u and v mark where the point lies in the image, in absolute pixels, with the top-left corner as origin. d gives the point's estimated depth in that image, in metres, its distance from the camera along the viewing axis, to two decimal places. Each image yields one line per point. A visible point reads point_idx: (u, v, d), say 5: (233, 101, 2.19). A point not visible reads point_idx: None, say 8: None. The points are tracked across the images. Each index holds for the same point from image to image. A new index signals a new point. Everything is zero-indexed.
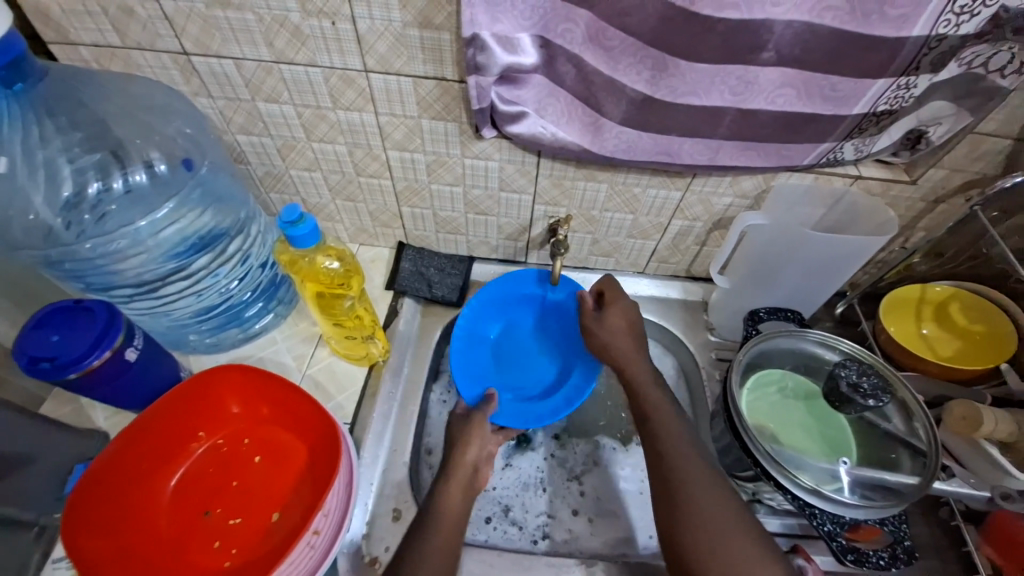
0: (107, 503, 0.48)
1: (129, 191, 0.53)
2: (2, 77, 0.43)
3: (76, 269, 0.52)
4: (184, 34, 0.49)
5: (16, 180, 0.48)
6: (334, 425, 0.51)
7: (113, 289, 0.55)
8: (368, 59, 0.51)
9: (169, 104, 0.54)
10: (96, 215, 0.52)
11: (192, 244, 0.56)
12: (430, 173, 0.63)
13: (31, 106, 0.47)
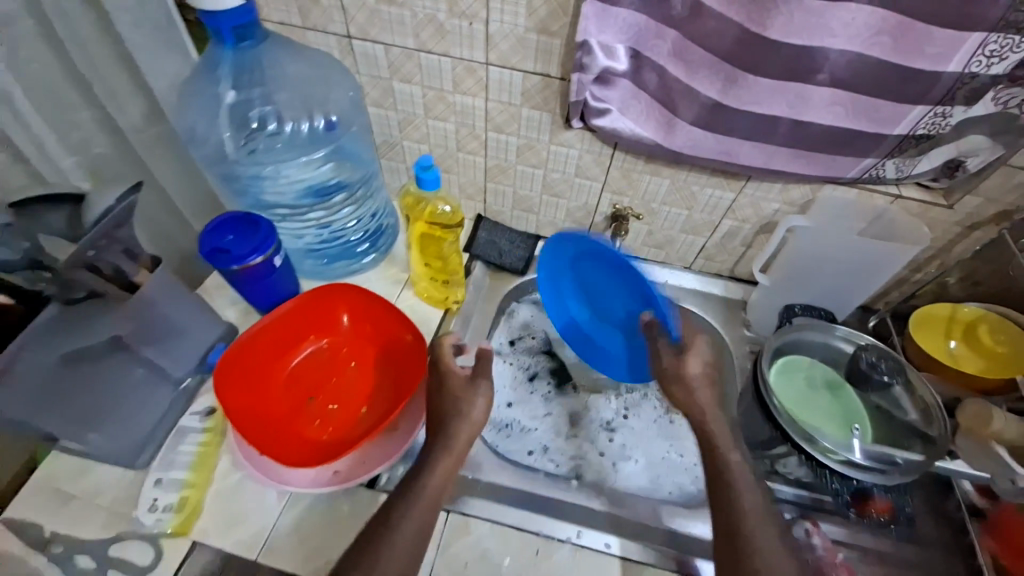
0: (242, 372, 0.61)
1: (309, 134, 0.69)
2: (239, 32, 0.57)
3: (254, 182, 0.68)
4: (353, 23, 0.63)
5: (238, 108, 0.66)
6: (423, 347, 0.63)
7: (268, 210, 0.70)
8: (491, 54, 0.63)
9: (338, 73, 0.68)
10: (273, 152, 0.68)
11: (337, 183, 0.71)
12: (518, 155, 0.75)
13: (254, 58, 0.62)
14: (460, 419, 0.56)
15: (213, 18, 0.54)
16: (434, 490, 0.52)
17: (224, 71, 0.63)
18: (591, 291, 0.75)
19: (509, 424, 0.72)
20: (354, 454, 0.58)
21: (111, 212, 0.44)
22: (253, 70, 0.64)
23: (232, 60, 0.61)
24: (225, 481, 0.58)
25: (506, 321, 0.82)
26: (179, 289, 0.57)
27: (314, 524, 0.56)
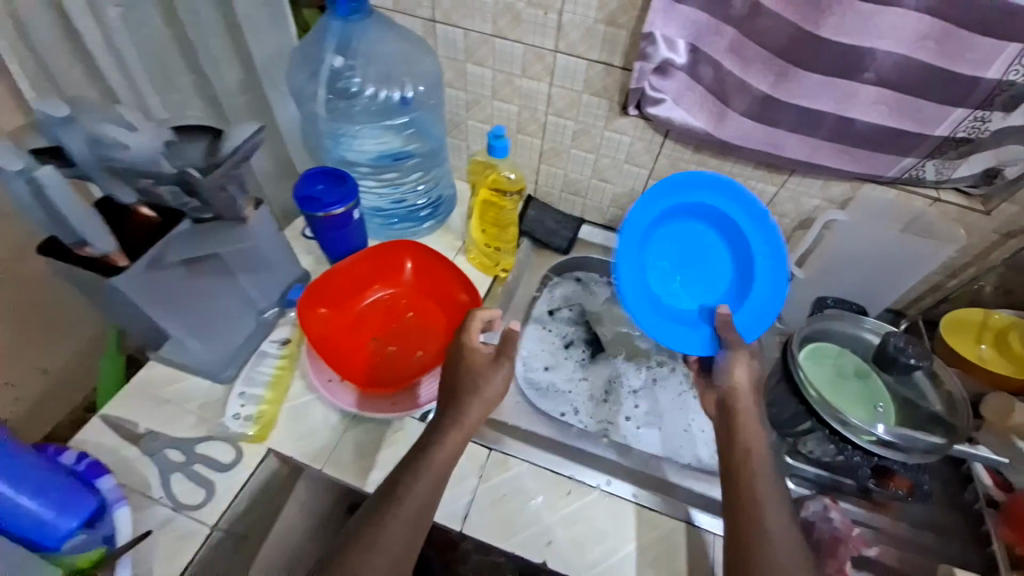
0: (318, 309, 0.68)
1: (394, 104, 0.78)
2: (352, 7, 0.65)
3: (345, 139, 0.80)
4: (439, 8, 0.71)
5: (339, 74, 0.75)
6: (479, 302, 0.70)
7: (351, 167, 0.83)
8: (560, 42, 0.70)
9: (426, 51, 0.76)
10: (362, 116, 0.78)
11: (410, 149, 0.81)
12: (574, 139, 0.81)
13: (360, 31, 0.70)
14: (475, 395, 0.56)
15: None
16: (439, 467, 0.53)
17: (330, 42, 0.72)
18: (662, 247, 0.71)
19: (545, 385, 0.78)
20: (408, 387, 0.65)
21: (242, 147, 0.52)
22: (357, 42, 0.72)
23: (343, 30, 0.70)
24: (296, 401, 0.66)
25: (547, 293, 0.88)
26: (275, 231, 0.65)
27: (373, 444, 0.63)
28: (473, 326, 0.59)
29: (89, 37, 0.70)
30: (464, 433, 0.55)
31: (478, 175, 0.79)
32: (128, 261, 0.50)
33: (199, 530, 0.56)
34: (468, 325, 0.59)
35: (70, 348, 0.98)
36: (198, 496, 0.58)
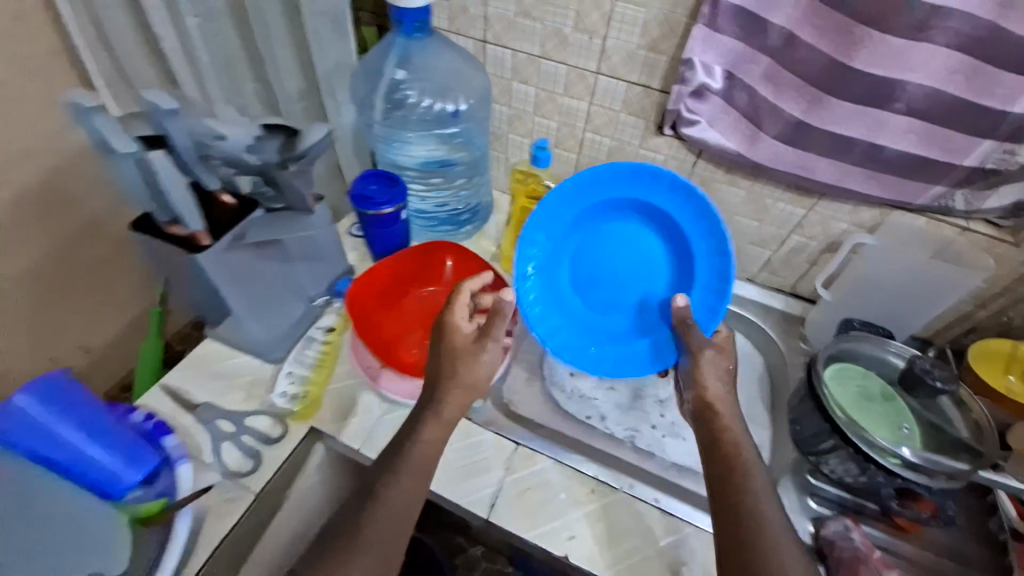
0: (364, 300, 0.74)
1: (445, 115, 0.85)
2: (415, 27, 0.71)
3: (398, 145, 0.88)
4: (491, 30, 0.77)
5: (399, 85, 0.82)
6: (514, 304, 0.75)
7: (400, 170, 0.90)
8: (602, 65, 0.75)
9: (480, 70, 0.82)
10: (416, 124, 0.86)
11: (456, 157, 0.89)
12: (609, 155, 0.86)
13: (423, 48, 0.77)
14: (455, 382, 0.57)
15: (403, 13, 0.68)
16: (423, 458, 0.54)
17: (393, 57, 0.79)
18: (636, 247, 0.74)
19: (572, 389, 0.79)
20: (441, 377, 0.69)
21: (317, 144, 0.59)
22: (419, 57, 0.79)
23: (407, 46, 0.77)
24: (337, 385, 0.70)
25: None
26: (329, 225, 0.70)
27: None
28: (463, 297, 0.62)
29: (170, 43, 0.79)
30: (443, 424, 0.56)
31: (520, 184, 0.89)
32: (210, 241, 0.55)
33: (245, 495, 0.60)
34: (460, 296, 0.61)
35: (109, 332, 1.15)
36: (248, 465, 0.62)
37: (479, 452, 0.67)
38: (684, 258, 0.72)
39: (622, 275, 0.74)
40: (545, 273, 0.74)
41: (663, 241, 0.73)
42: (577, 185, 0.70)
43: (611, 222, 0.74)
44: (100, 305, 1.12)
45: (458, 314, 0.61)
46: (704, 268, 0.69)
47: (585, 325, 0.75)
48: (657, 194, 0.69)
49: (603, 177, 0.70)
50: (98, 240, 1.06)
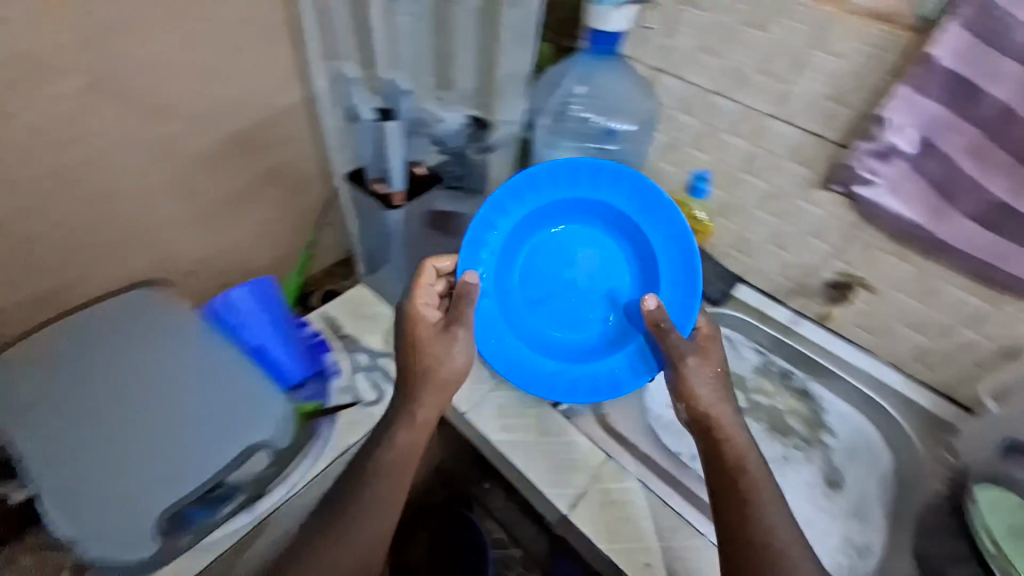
0: None
1: (610, 132, 0.89)
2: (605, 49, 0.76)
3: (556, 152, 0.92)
4: (668, 60, 0.80)
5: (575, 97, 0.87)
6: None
7: None
8: (778, 108, 0.74)
9: (653, 97, 0.85)
10: (579, 136, 0.90)
11: None
12: (760, 200, 0.83)
13: (609, 67, 0.82)
14: None
15: (597, 36, 0.74)
16: None
17: (576, 71, 0.85)
18: (598, 254, 0.74)
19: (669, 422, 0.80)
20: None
21: None
22: (601, 77, 0.84)
23: (595, 64, 0.82)
24: None
25: None
26: None
27: (511, 412, 0.75)
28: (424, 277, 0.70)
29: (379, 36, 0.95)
30: None
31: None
32: (396, 201, 0.92)
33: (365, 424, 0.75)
34: (420, 275, 0.70)
35: (268, 261, 1.41)
36: (373, 394, 0.78)
37: (569, 452, 0.71)
38: (649, 262, 0.71)
39: (586, 285, 0.74)
40: (496, 282, 0.72)
41: (631, 245, 0.73)
42: (536, 181, 0.68)
43: (575, 227, 0.73)
44: (264, 235, 1.36)
45: (417, 294, 0.70)
46: (666, 268, 0.69)
47: (543, 340, 0.73)
48: (602, 194, 0.69)
49: (561, 181, 0.69)
50: (273, 185, 1.30)
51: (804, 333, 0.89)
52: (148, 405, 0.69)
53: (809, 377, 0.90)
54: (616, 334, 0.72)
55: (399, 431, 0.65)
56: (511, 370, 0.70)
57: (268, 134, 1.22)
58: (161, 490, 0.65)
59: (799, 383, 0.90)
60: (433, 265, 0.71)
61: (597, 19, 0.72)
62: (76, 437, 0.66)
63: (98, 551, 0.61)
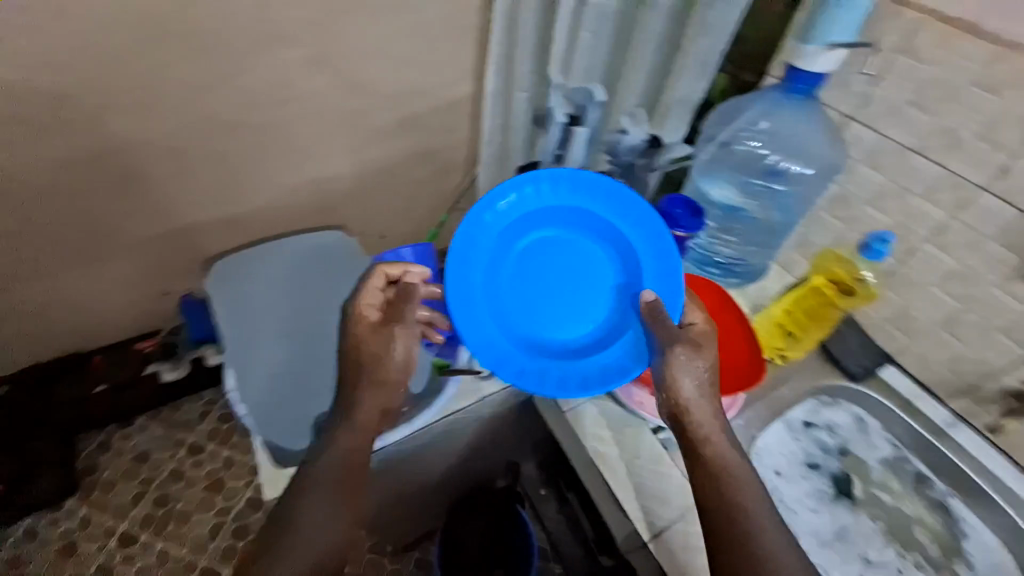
0: None
1: (784, 172, 0.86)
2: (801, 89, 0.75)
3: (715, 177, 0.91)
4: (864, 108, 0.76)
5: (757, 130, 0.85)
6: (760, 374, 0.76)
7: (701, 199, 0.93)
8: (997, 182, 0.68)
9: (840, 146, 0.80)
10: (748, 167, 0.89)
11: (766, 211, 0.90)
12: (942, 278, 0.77)
13: (802, 107, 0.79)
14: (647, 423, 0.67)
15: (798, 74, 0.73)
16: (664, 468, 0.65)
17: (758, 106, 0.84)
18: (587, 253, 0.75)
19: (776, 489, 0.81)
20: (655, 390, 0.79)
21: None
22: (792, 115, 0.81)
23: (790, 102, 0.80)
24: None
25: (818, 402, 0.88)
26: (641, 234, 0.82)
27: (610, 424, 0.82)
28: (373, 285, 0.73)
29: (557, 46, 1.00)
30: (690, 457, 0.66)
31: (822, 264, 0.89)
32: None
33: (480, 394, 0.88)
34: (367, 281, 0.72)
35: (405, 230, 1.61)
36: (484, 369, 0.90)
37: (663, 483, 0.77)
38: (628, 254, 0.74)
39: (577, 282, 0.75)
40: (484, 281, 0.73)
41: (610, 243, 0.75)
42: (521, 187, 0.72)
43: (565, 227, 0.75)
44: (406, 207, 1.54)
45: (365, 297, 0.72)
46: (649, 259, 0.72)
47: (534, 334, 0.75)
48: (582, 197, 0.73)
49: (543, 192, 0.73)
50: (423, 165, 1.46)
51: (956, 440, 0.82)
52: (320, 322, 1.04)
53: (949, 486, 0.83)
54: (607, 329, 0.75)
55: (341, 431, 0.69)
56: (504, 367, 0.72)
57: (435, 120, 1.36)
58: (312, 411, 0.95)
59: (937, 492, 0.83)
60: (382, 271, 0.73)
61: (798, 58, 0.73)
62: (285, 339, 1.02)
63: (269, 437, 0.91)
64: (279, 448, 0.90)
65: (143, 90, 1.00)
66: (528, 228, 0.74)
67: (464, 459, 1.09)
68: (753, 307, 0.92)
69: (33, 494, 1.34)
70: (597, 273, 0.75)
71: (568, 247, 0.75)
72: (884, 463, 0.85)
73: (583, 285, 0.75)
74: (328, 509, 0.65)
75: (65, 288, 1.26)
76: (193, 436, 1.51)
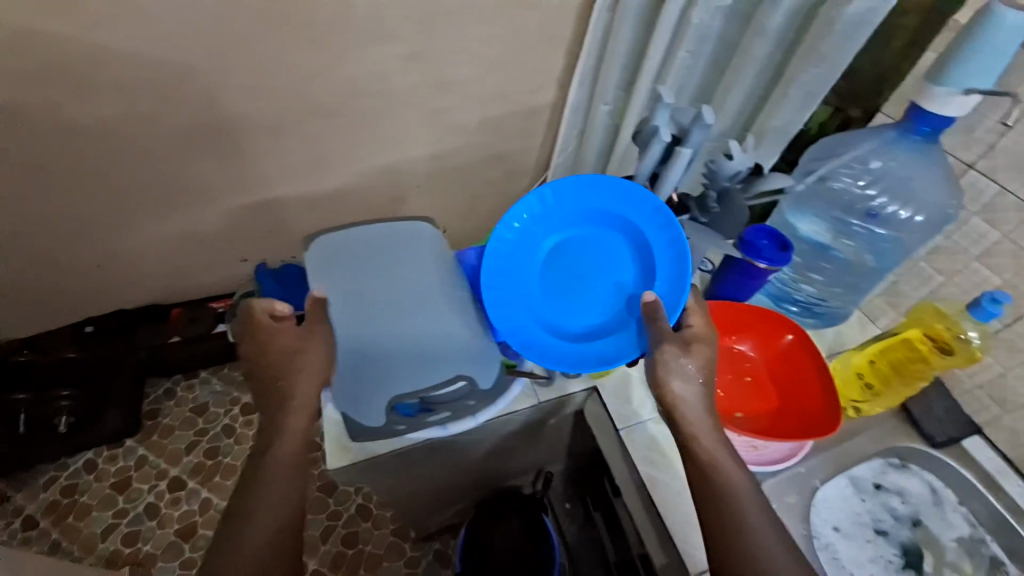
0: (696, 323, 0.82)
1: (887, 216, 0.83)
2: (924, 130, 0.74)
3: (809, 212, 0.90)
4: (989, 158, 0.73)
5: (864, 168, 0.84)
6: (832, 428, 0.70)
7: (790, 231, 0.92)
8: None
9: (956, 195, 0.77)
10: (848, 207, 0.86)
11: (861, 254, 0.87)
12: None
13: (921, 150, 0.77)
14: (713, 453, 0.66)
15: (923, 115, 0.72)
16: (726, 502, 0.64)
17: (869, 146, 0.82)
18: (606, 248, 0.79)
19: (831, 547, 0.75)
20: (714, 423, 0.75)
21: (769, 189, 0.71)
22: (906, 157, 0.79)
23: (906, 144, 0.78)
24: (627, 369, 0.88)
25: (886, 463, 0.82)
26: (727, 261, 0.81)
27: (663, 448, 0.80)
28: (259, 317, 0.74)
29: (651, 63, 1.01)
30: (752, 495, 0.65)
31: (916, 321, 0.79)
32: None
33: (536, 399, 0.88)
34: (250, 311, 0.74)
35: (467, 225, 1.67)
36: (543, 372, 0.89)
37: None
38: (643, 255, 0.77)
39: (591, 272, 0.79)
40: (507, 257, 0.79)
41: (629, 242, 0.79)
42: (566, 186, 0.77)
43: (587, 221, 0.79)
44: (472, 203, 1.60)
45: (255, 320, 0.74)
46: (661, 262, 0.75)
47: (546, 314, 0.79)
48: (606, 197, 0.77)
49: (567, 189, 0.77)
50: (496, 166, 1.51)
51: None
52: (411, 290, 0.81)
53: None
54: (607, 325, 0.78)
55: (288, 415, 0.72)
56: (513, 335, 0.78)
57: (512, 125, 1.39)
58: (391, 392, 0.78)
59: None
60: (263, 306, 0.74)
61: (927, 99, 0.71)
62: (366, 303, 0.79)
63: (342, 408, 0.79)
64: (354, 421, 0.79)
65: (259, 73, 1.08)
66: (555, 220, 0.79)
67: (505, 460, 1.11)
68: (830, 354, 0.90)
69: (101, 429, 1.45)
70: (607, 270, 0.79)
71: (587, 242, 0.79)
72: (962, 546, 0.77)
73: (592, 280, 0.79)
74: (289, 483, 0.70)
75: (159, 243, 1.37)
76: (247, 396, 1.60)
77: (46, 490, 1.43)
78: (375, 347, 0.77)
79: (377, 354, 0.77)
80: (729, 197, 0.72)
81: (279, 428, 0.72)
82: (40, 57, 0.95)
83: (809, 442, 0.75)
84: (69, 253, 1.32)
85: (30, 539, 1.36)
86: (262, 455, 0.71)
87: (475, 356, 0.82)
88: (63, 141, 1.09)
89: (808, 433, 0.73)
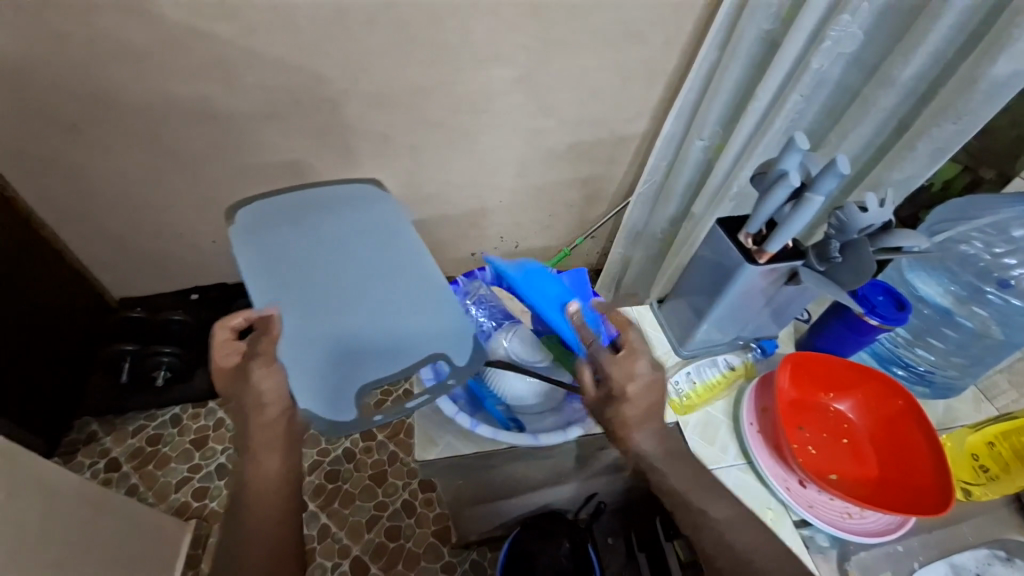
0: (797, 375, 0.79)
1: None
2: None
3: (934, 274, 0.88)
4: None
5: (1007, 236, 0.81)
6: (944, 507, 0.66)
7: (910, 291, 0.90)
8: None
9: None
10: (980, 272, 0.84)
11: (991, 325, 0.83)
12: None
13: None
14: None
15: None
16: None
17: (1010, 213, 0.80)
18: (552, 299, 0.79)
19: None
20: (811, 481, 0.71)
21: (905, 246, 0.63)
22: None
23: None
24: (713, 411, 0.82)
25: (992, 555, 0.73)
26: (839, 312, 0.80)
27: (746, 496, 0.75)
28: (225, 336, 0.73)
29: (758, 102, 1.01)
30: None
31: None
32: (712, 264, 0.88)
33: None
34: (215, 341, 0.72)
35: (541, 241, 1.71)
36: None
37: None
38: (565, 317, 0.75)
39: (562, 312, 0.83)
40: None
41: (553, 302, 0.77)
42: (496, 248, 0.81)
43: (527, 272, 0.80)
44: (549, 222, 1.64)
45: (218, 358, 0.71)
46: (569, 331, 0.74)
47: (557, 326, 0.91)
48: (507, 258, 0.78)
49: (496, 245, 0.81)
50: (580, 189, 1.53)
51: None
52: (392, 267, 0.86)
53: None
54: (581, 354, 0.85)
55: (251, 447, 0.68)
56: None
57: (602, 150, 1.42)
58: (364, 375, 0.73)
59: None
60: (223, 325, 0.72)
61: None
62: (335, 286, 0.82)
63: (304, 405, 0.68)
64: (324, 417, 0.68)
65: (379, 84, 1.17)
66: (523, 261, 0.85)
67: (564, 480, 1.11)
68: (940, 428, 0.83)
69: (196, 382, 1.62)
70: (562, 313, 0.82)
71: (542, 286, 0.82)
72: None
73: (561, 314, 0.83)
74: (275, 522, 0.67)
75: None
76: None
77: (132, 438, 1.57)
78: (343, 332, 0.77)
79: (348, 341, 0.76)
80: (857, 247, 0.65)
81: (251, 467, 0.68)
82: (200, 55, 1.08)
83: (915, 518, 0.70)
84: (189, 227, 1.48)
85: (112, 479, 1.50)
86: (238, 487, 0.68)
87: (452, 338, 0.78)
88: (204, 129, 1.23)
89: (921, 507, 0.68)
